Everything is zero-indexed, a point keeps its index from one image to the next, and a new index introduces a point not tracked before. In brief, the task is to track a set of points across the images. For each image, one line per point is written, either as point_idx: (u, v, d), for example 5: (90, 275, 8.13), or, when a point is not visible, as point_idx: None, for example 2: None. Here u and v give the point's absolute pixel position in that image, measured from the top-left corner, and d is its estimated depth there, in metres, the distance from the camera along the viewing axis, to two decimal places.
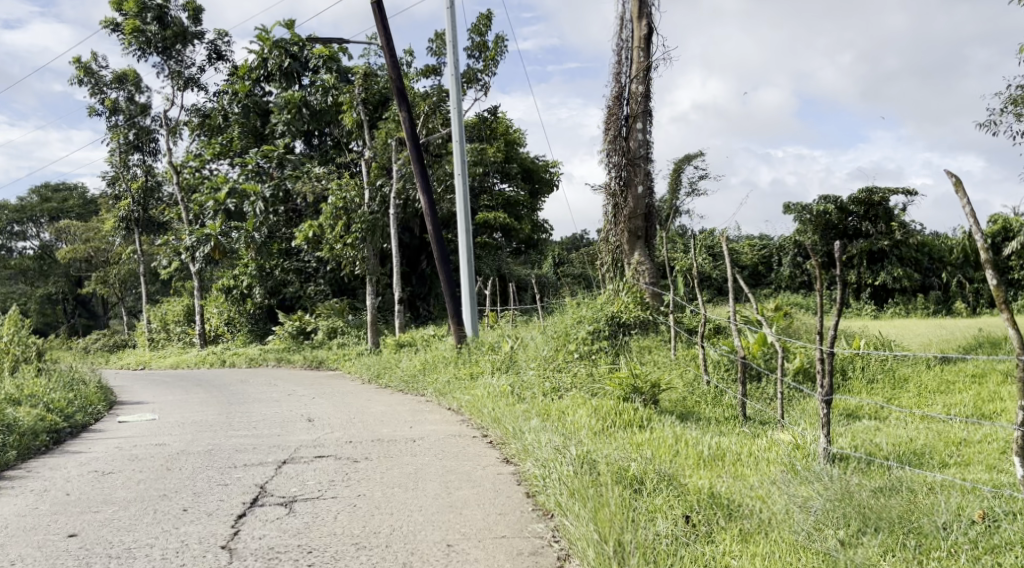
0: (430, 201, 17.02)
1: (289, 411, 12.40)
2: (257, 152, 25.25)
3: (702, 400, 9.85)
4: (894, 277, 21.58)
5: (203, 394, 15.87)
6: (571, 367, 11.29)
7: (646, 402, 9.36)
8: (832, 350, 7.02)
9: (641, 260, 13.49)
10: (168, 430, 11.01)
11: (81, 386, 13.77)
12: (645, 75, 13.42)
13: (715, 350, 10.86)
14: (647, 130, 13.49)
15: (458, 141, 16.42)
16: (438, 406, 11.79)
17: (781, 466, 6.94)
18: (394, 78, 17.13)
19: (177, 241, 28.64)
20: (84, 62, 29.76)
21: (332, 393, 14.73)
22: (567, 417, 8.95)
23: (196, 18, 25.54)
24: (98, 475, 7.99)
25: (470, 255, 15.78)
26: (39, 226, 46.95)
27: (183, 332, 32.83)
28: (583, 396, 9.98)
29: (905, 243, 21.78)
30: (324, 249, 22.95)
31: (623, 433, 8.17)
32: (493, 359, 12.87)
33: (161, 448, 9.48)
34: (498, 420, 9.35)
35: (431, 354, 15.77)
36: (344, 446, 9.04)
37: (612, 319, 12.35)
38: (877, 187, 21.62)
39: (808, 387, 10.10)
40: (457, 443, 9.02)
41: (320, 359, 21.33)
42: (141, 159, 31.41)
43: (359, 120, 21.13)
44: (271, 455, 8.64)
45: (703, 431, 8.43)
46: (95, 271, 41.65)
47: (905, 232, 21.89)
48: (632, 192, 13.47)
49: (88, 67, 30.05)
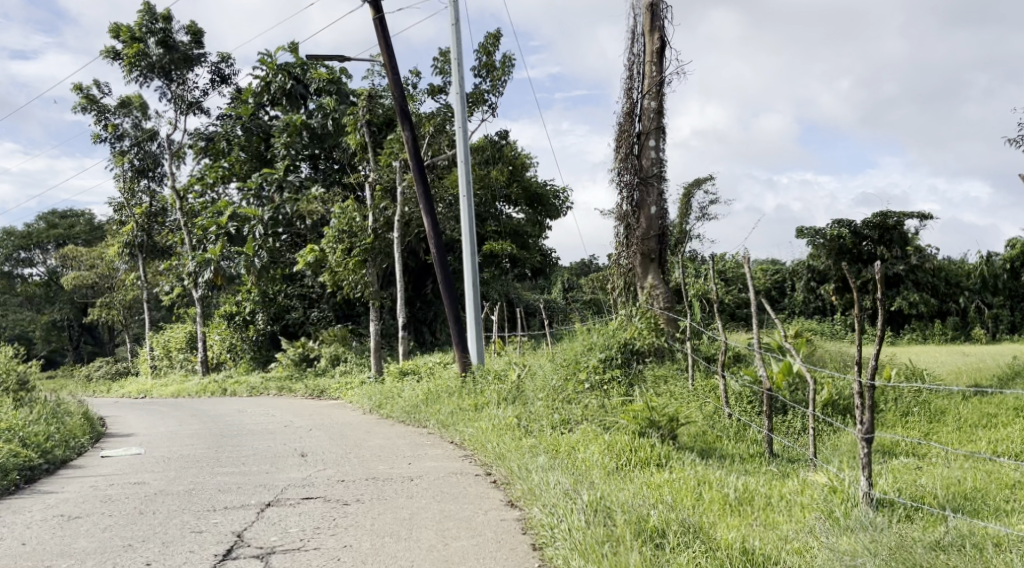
0: (434, 224, 16.37)
1: (283, 444, 11.70)
2: (258, 175, 24.70)
3: (723, 435, 9.13)
4: (910, 303, 20.81)
5: (197, 426, 15.19)
6: (583, 401, 10.58)
7: (664, 437, 8.61)
8: (873, 382, 6.24)
9: (654, 284, 12.74)
10: (151, 466, 10.33)
11: (66, 418, 13.13)
12: (657, 90, 12.77)
13: (734, 380, 10.13)
14: (660, 147, 12.82)
15: (463, 162, 15.81)
16: (440, 440, 11.05)
17: (819, 513, 6.17)
18: (396, 98, 16.58)
19: (179, 267, 28.08)
20: (88, 89, 29.43)
21: (330, 424, 14.05)
22: (577, 454, 8.25)
23: (198, 42, 25.12)
24: (62, 521, 7.33)
25: (475, 278, 15.09)
26: (47, 253, 46.58)
27: (185, 358, 32.22)
28: (594, 430, 9.24)
29: (921, 268, 21.10)
30: (325, 274, 22.34)
31: (639, 473, 7.47)
32: (499, 389, 12.14)
33: (139, 487, 8.81)
34: (502, 457, 8.64)
35: (433, 383, 15.01)
36: (335, 486, 8.33)
37: (624, 347, 11.58)
38: (892, 210, 20.81)
39: (840, 421, 9.32)
40: (457, 482, 8.31)
41: (321, 388, 20.63)
42: (147, 185, 30.96)
43: (363, 141, 20.59)
44: (254, 497, 7.95)
45: (728, 472, 7.67)
46: (100, 298, 41.18)
47: (921, 256, 21.23)
48: (645, 212, 12.80)
49: (92, 95, 29.71)
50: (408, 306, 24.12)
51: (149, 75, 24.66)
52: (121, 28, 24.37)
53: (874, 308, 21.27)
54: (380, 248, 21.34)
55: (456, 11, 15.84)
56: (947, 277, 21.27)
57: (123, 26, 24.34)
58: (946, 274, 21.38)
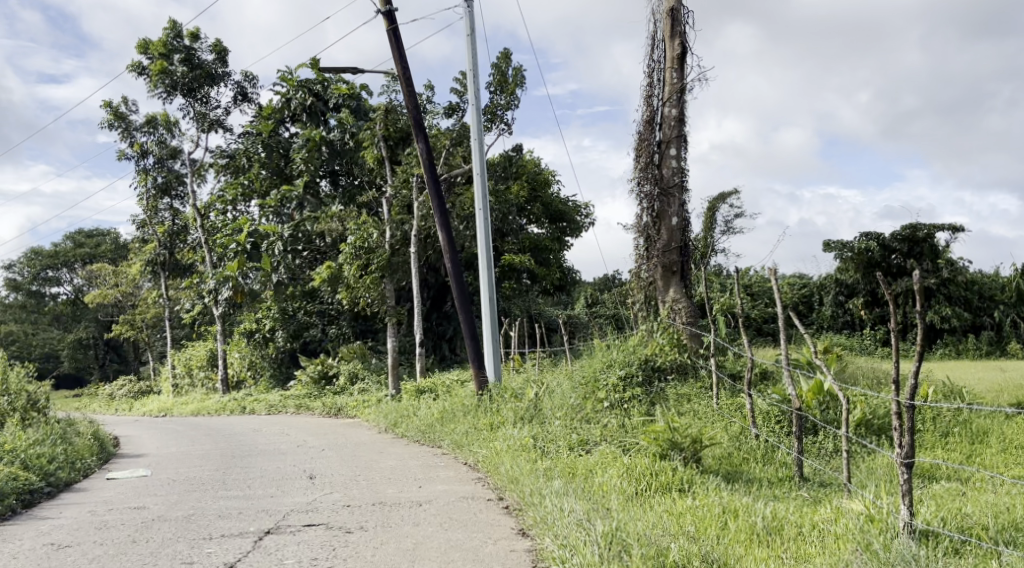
0: (450, 240, 15.98)
1: (292, 466, 11.30)
2: (276, 192, 24.46)
3: (749, 458, 8.64)
4: (942, 316, 20.21)
5: (209, 446, 14.82)
6: (603, 421, 10.15)
7: (687, 460, 8.13)
8: (912, 402, 5.68)
9: (676, 297, 12.23)
10: (155, 489, 9.97)
11: (75, 439, 12.82)
12: (678, 97, 12.33)
13: (762, 398, 9.64)
14: (682, 156, 12.38)
15: (480, 175, 15.42)
16: (453, 461, 10.59)
17: (853, 545, 5.67)
18: (411, 109, 16.26)
19: (200, 284, 27.89)
20: (116, 105, 29.45)
21: (344, 444, 13.64)
22: (595, 478, 7.82)
23: (223, 60, 25.01)
24: (51, 550, 6.99)
25: (492, 293, 14.67)
26: (73, 271, 46.54)
27: (206, 376, 31.97)
28: (614, 452, 8.77)
29: (954, 281, 20.52)
30: (343, 290, 22.02)
31: (660, 499, 7.05)
32: (515, 408, 11.66)
33: (139, 512, 8.44)
34: (516, 481, 8.22)
35: (450, 402, 14.53)
36: (340, 513, 7.92)
37: (645, 364, 11.19)
38: (921, 223, 20.32)
39: (876, 443, 8.81)
40: (468, 508, 7.90)
41: (339, 406, 20.24)
42: (170, 203, 30.89)
43: (380, 156, 20.32)
44: (253, 524, 7.56)
45: (755, 499, 7.20)
46: (123, 316, 41.13)
47: (952, 269, 20.58)
48: (666, 223, 12.33)
49: (120, 111, 29.72)
50: (427, 322, 23.78)
51: (172, 93, 24.56)
52: (148, 43, 24.31)
53: (906, 322, 20.56)
54: (397, 265, 21.05)
55: (473, 22, 15.49)
56: (979, 290, 20.62)
57: (150, 43, 24.32)
58: (979, 287, 20.75)
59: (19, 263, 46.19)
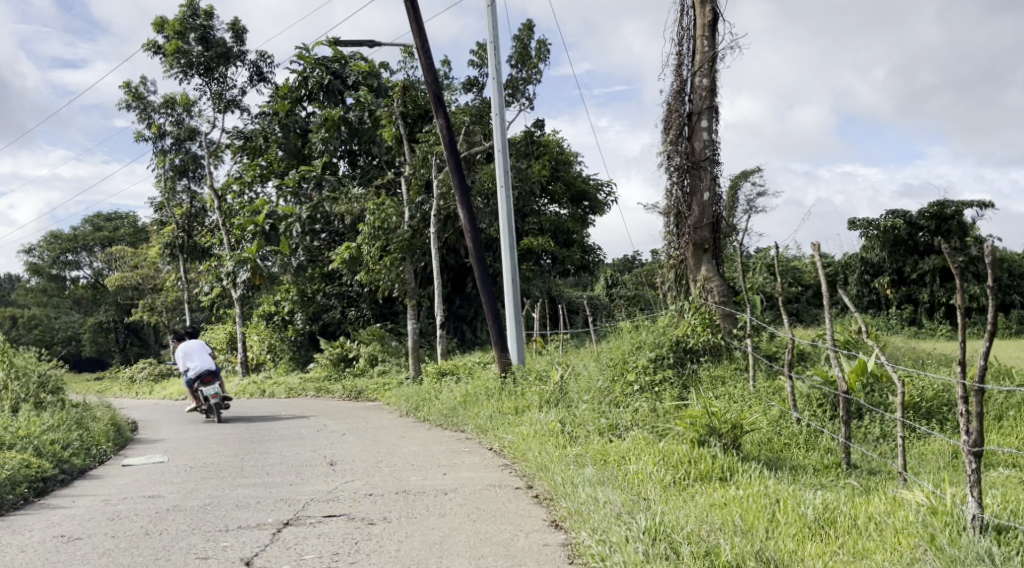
0: (471, 219, 15.55)
1: (311, 452, 10.96)
2: (295, 172, 24.12)
3: (791, 443, 8.26)
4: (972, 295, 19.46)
5: (227, 430, 14.51)
6: (633, 404, 9.76)
7: (727, 447, 7.74)
8: (981, 385, 5.23)
9: (708, 276, 11.78)
10: (171, 476, 9.66)
11: (90, 424, 12.50)
12: (709, 66, 11.81)
13: (803, 382, 9.21)
14: (713, 128, 11.89)
15: (502, 151, 14.96)
16: (478, 447, 10.25)
17: (916, 541, 5.32)
18: (430, 84, 15.83)
19: (218, 267, 27.56)
20: (134, 86, 29.16)
21: (365, 429, 13.28)
22: (629, 466, 7.47)
23: (240, 38, 24.62)
24: (61, 543, 6.65)
25: (515, 273, 14.24)
26: (93, 254, 46.31)
27: (226, 359, 31.81)
28: (647, 437, 8.39)
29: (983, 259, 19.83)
30: (361, 271, 21.67)
31: (701, 490, 6.69)
32: (541, 391, 11.26)
33: (154, 501, 8.10)
34: (546, 469, 7.87)
35: (472, 385, 14.15)
36: (361, 502, 7.58)
37: (676, 346, 10.79)
38: (949, 199, 19.74)
39: (927, 427, 8.36)
40: (496, 498, 7.54)
41: (359, 388, 19.96)
42: (188, 185, 30.61)
43: (399, 134, 19.92)
44: (271, 515, 7.21)
45: (801, 488, 6.82)
46: (143, 299, 40.96)
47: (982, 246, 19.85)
48: (697, 198, 11.86)
49: (138, 92, 29.41)
50: (448, 304, 23.47)
51: (188, 73, 24.18)
52: (165, 22, 23.94)
53: (935, 301, 20.00)
54: (417, 245, 20.69)
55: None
56: (1010, 268, 20.00)
57: (167, 21, 23.94)
58: (1010, 265, 20.06)
59: (39, 246, 46.05)
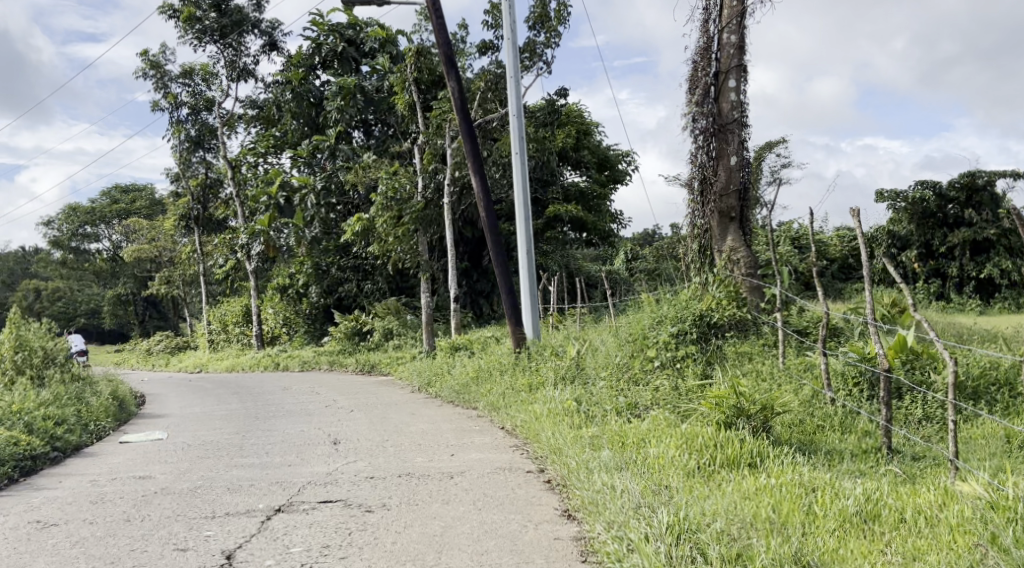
0: (485, 189, 14.94)
1: (318, 430, 10.44)
2: (309, 143, 23.68)
3: (825, 426, 7.67)
4: (1002, 269, 18.49)
5: (235, 406, 13.99)
6: (653, 382, 9.21)
7: (756, 429, 7.16)
8: None
9: (734, 246, 11.09)
10: (168, 455, 9.14)
11: (90, 398, 11.95)
12: (737, 22, 11.08)
13: (838, 358, 8.61)
14: (741, 89, 11.20)
15: (517, 116, 14.34)
16: (490, 426, 9.72)
17: (975, 539, 4.83)
18: (442, 46, 15.19)
19: (232, 239, 27.04)
20: (151, 54, 28.64)
21: (374, 405, 12.75)
22: (649, 450, 6.92)
23: (257, 5, 23.92)
24: (33, 530, 6.14)
25: (529, 243, 13.64)
26: (111, 227, 45.68)
27: (241, 332, 31.42)
28: (668, 418, 7.79)
29: (1014, 231, 18.87)
30: (374, 242, 21.13)
31: (730, 479, 6.15)
32: (556, 366, 10.70)
33: (142, 482, 7.60)
34: (560, 452, 7.32)
35: (485, 360, 13.63)
36: (360, 486, 7.05)
37: (700, 320, 10.11)
38: (981, 169, 18.96)
39: (974, 409, 7.75)
40: (505, 482, 7.00)
41: (372, 363, 19.50)
42: (203, 157, 30.03)
43: (412, 101, 19.29)
44: (262, 500, 6.70)
45: (839, 475, 6.27)
46: (160, 271, 40.44)
47: (1014, 219, 18.99)
48: (724, 162, 11.17)
49: (156, 61, 28.89)
50: (465, 277, 22.93)
51: (202, 39, 23.60)
52: None
53: (965, 276, 19.16)
54: (431, 216, 20.10)
55: None
56: None
57: None
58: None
59: (57, 219, 45.50)
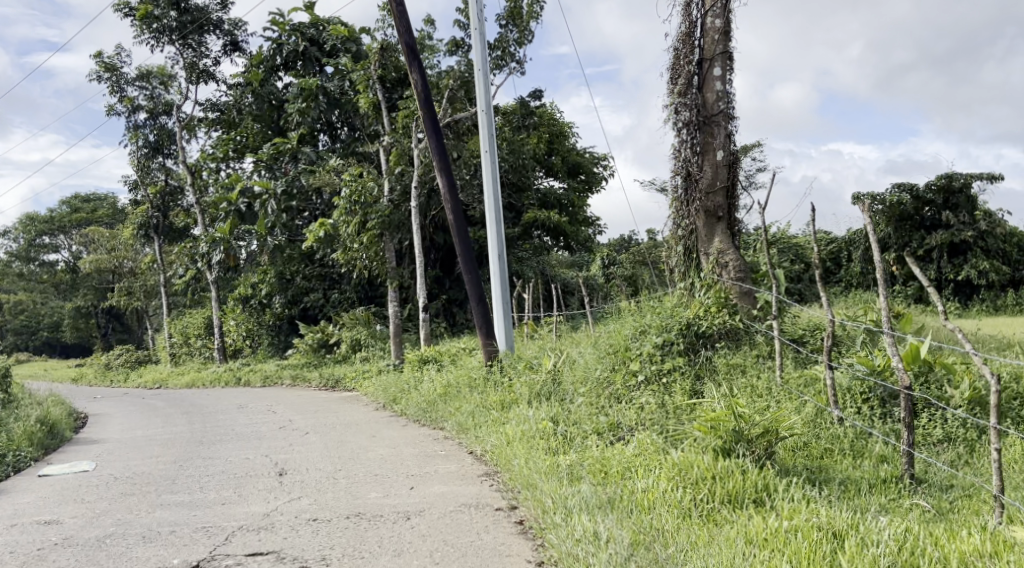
0: (452, 191, 13.93)
1: (267, 458, 9.36)
2: (270, 147, 22.39)
3: (834, 450, 6.76)
4: (979, 271, 17.74)
5: (182, 429, 12.82)
6: (637, 400, 8.29)
7: (758, 458, 6.20)
8: None
9: (722, 248, 10.14)
10: (89, 491, 8.07)
11: (13, 425, 10.77)
12: (722, 5, 10.20)
13: (844, 372, 7.67)
14: (727, 77, 10.31)
15: (486, 113, 13.36)
16: (457, 451, 8.69)
17: None
18: (403, 39, 14.18)
19: (191, 248, 25.71)
20: (107, 56, 27.38)
21: (334, 426, 11.64)
22: (636, 484, 5.97)
23: (218, 4, 22.72)
24: None
25: (501, 249, 12.63)
26: (69, 237, 43.95)
27: (203, 345, 30.04)
28: (656, 442, 6.83)
29: (991, 234, 18.12)
30: (338, 249, 20.02)
31: (738, 521, 5.22)
32: (529, 381, 9.70)
33: (44, 530, 6.56)
34: (534, 486, 6.33)
35: (454, 375, 12.57)
36: (300, 531, 6.08)
37: (687, 329, 9.18)
38: (958, 171, 18.15)
39: (1000, 429, 6.85)
40: (468, 523, 6.02)
41: (337, 378, 18.40)
42: (163, 163, 28.69)
43: (376, 101, 18.26)
44: (178, 553, 5.75)
45: (861, 513, 5.34)
46: (120, 282, 38.80)
47: (992, 221, 18.22)
48: (710, 157, 10.26)
49: (111, 63, 27.62)
50: (437, 286, 21.91)
51: (159, 39, 22.34)
52: None
53: (943, 280, 18.32)
54: (398, 221, 19.07)
55: None
56: (1020, 244, 18.35)
57: None
58: (1019, 241, 18.33)
59: (15, 228, 43.80)
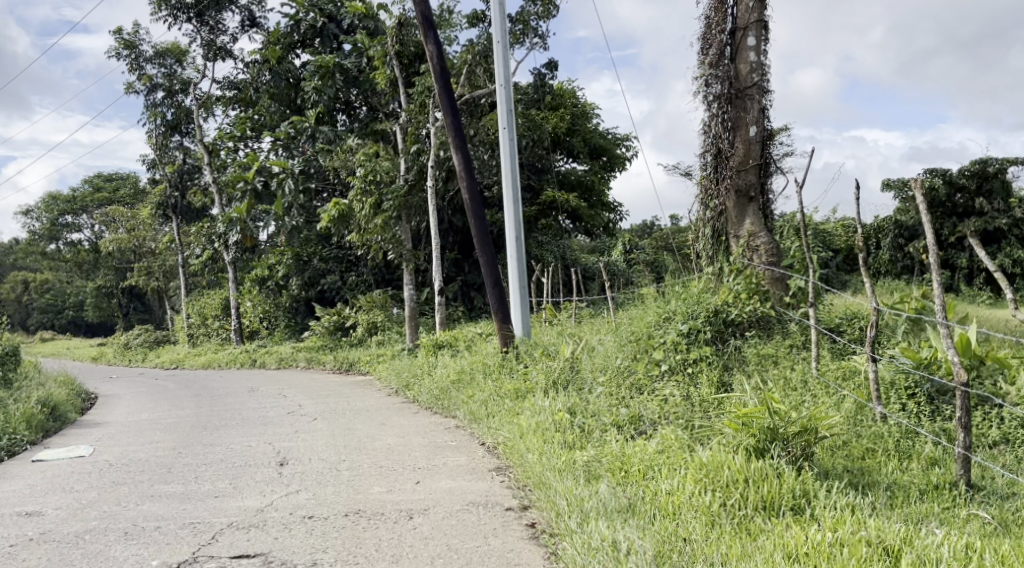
0: (468, 169, 13.37)
1: (270, 447, 8.87)
2: (287, 125, 21.95)
3: (877, 449, 6.19)
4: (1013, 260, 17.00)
5: (188, 413, 12.35)
6: (661, 391, 7.75)
7: (794, 459, 5.63)
8: None
9: (753, 230, 9.56)
10: (80, 479, 7.64)
11: (12, 407, 10.35)
12: None
13: (887, 364, 7.09)
14: (761, 48, 9.67)
15: (505, 88, 12.79)
16: (468, 442, 8.18)
17: None
18: (419, 10, 13.60)
19: (208, 227, 25.27)
20: (126, 33, 26.97)
21: (344, 413, 11.14)
22: (661, 486, 5.42)
23: None
24: None
25: (520, 230, 12.06)
26: (91, 217, 43.66)
27: (220, 327, 29.65)
28: (681, 438, 6.27)
29: None
30: (353, 229, 19.52)
31: (777, 532, 4.67)
32: (546, 369, 9.16)
33: (22, 523, 6.11)
34: (549, 485, 5.81)
35: (469, 361, 12.03)
36: (293, 529, 5.60)
37: (715, 316, 8.60)
38: (993, 155, 17.33)
39: None
40: (475, 525, 5.52)
41: (352, 361, 17.94)
42: (180, 142, 28.27)
43: (393, 77, 17.73)
44: (159, 553, 5.28)
45: (913, 524, 4.80)
46: (140, 262, 38.46)
47: None
48: (742, 133, 9.64)
49: (130, 40, 27.21)
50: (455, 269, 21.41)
51: (177, 16, 21.88)
52: None
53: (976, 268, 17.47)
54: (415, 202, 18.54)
55: None
56: None
57: None
58: None
59: (38, 208, 43.55)
